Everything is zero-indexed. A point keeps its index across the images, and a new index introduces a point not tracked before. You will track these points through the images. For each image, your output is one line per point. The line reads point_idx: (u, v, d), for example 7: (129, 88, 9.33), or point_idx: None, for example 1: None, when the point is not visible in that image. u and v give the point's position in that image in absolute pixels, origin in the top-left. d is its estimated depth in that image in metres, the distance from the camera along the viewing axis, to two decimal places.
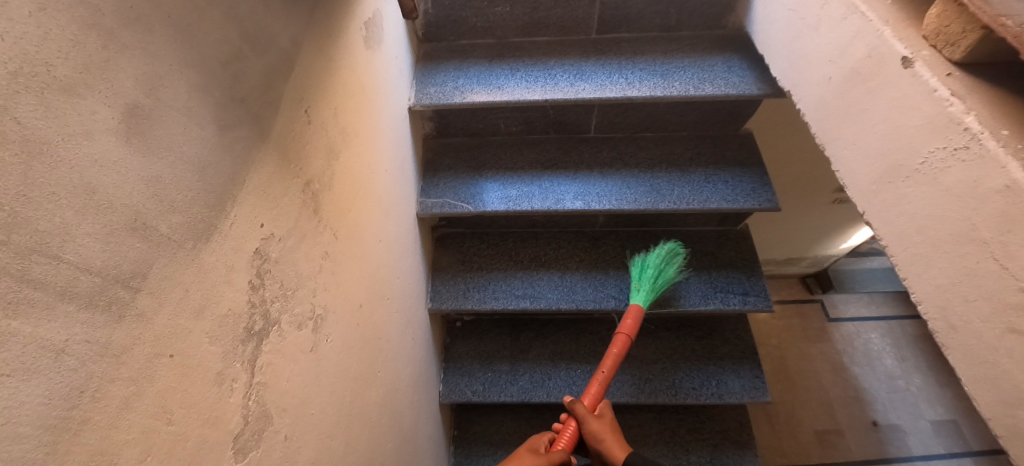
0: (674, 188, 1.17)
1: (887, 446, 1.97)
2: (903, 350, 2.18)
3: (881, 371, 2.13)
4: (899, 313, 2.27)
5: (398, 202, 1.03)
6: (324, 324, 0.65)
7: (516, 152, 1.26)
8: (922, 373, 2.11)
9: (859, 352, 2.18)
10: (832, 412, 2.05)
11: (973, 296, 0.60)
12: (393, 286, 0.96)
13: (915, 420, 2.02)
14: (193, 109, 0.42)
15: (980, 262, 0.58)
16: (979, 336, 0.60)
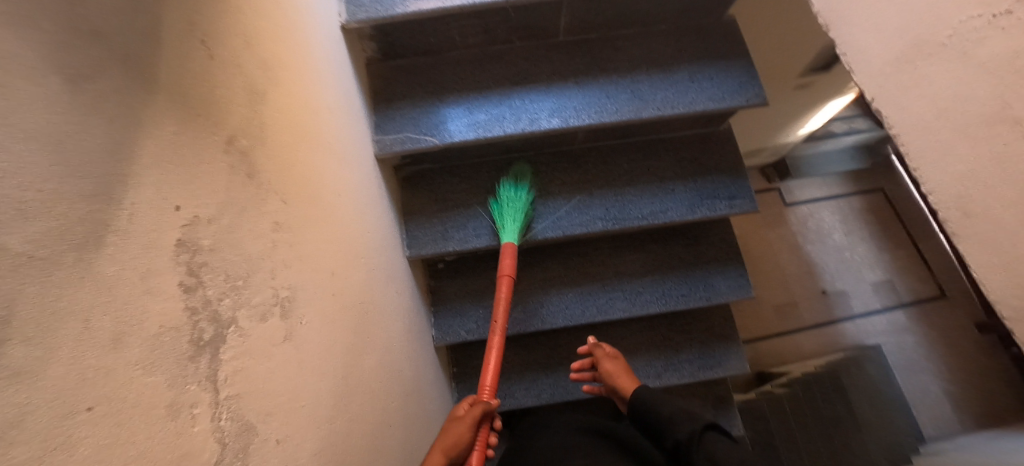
0: (657, 92, 1.06)
1: (834, 310, 2.22)
2: (851, 224, 2.34)
3: (831, 245, 2.32)
4: (848, 191, 2.39)
5: (352, 145, 0.88)
6: (294, 306, 0.56)
7: (478, 67, 1.09)
8: (867, 243, 2.31)
9: (813, 231, 2.34)
10: (788, 286, 2.27)
11: (994, 182, 0.56)
12: (364, 242, 0.85)
13: (859, 283, 2.26)
14: (13, 52, 0.27)
15: (1008, 145, 0.53)
16: (995, 223, 0.58)
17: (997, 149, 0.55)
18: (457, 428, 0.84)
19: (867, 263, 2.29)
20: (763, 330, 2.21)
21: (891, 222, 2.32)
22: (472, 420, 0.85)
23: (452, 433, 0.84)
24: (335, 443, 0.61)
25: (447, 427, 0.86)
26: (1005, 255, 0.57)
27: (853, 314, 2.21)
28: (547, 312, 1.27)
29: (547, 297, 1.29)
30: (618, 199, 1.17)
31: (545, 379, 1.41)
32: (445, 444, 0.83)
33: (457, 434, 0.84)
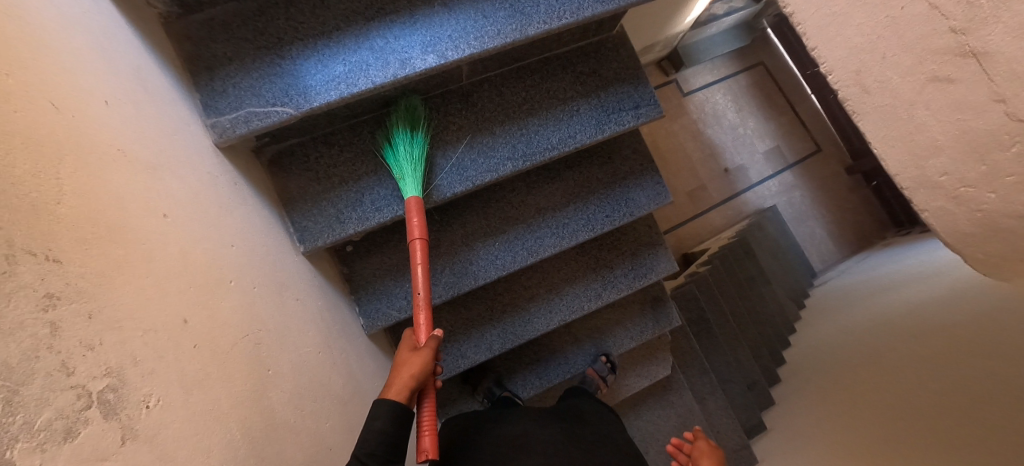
0: (538, 3, 0.92)
1: (737, 183, 2.54)
2: (740, 103, 2.58)
3: (726, 125, 2.55)
4: (733, 71, 2.59)
5: (168, 143, 0.67)
6: (129, 389, 0.42)
7: (317, 5, 0.87)
8: (755, 117, 2.59)
9: (710, 115, 2.54)
10: (695, 171, 2.51)
11: (893, 53, 0.57)
12: (228, 260, 0.68)
13: (753, 156, 2.57)
14: None
15: (904, 9, 0.54)
16: (895, 93, 0.59)
17: (892, 14, 0.55)
18: (418, 359, 0.77)
19: (757, 134, 2.59)
20: (683, 214, 2.50)
21: (772, 93, 2.61)
22: (433, 351, 0.79)
23: (414, 363, 0.76)
24: None
25: (406, 358, 0.77)
26: (905, 123, 0.60)
27: (751, 183, 2.56)
28: (478, 268, 1.19)
29: (473, 253, 1.20)
30: (523, 133, 1.06)
31: (491, 331, 1.37)
32: (405, 375, 0.74)
33: (420, 364, 0.76)
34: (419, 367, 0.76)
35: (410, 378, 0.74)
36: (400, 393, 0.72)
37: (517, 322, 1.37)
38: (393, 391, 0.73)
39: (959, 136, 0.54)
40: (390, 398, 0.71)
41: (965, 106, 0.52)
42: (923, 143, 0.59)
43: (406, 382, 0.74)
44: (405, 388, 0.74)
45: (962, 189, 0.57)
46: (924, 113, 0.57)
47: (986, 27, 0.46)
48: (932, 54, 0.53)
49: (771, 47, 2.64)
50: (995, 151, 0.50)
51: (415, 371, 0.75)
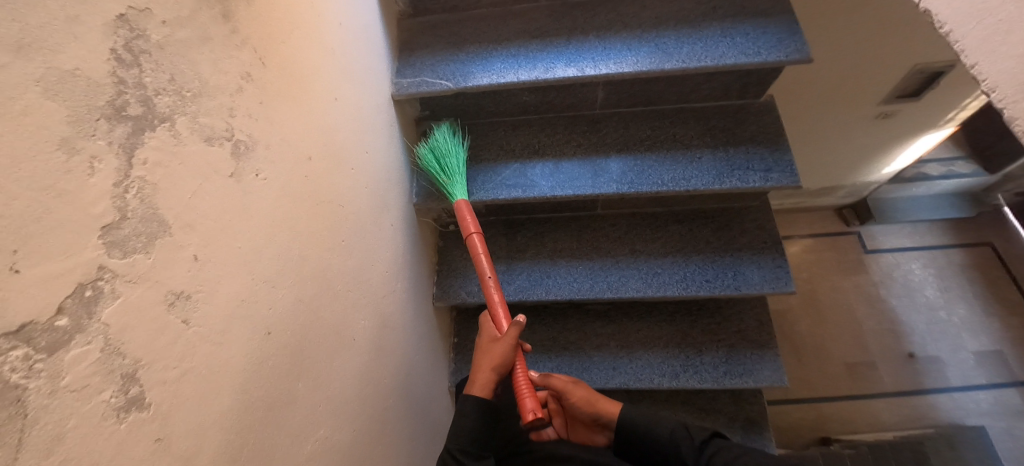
0: (682, 47, 1.01)
1: (924, 377, 1.89)
2: (946, 281, 2.06)
3: (920, 302, 2.02)
4: (944, 243, 2.13)
5: (363, 70, 0.91)
6: (251, 154, 0.56)
7: (498, 23, 1.11)
8: (966, 304, 2.01)
9: (899, 284, 2.06)
10: (864, 343, 1.96)
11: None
12: (360, 158, 0.86)
13: (956, 351, 1.94)
14: None
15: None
16: None
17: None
18: (497, 353, 0.83)
19: (967, 327, 1.97)
20: (836, 391, 1.88)
21: (1000, 282, 2.04)
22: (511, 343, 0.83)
23: (494, 356, 0.83)
24: (275, 310, 0.59)
25: (486, 351, 0.85)
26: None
27: (949, 384, 1.88)
28: (553, 283, 1.20)
29: (554, 268, 1.22)
30: (637, 164, 1.11)
31: (547, 362, 1.31)
32: (490, 365, 0.83)
33: (499, 357, 0.83)
34: (497, 360, 0.83)
35: (489, 372, 0.83)
36: (482, 386, 0.84)
37: (576, 364, 1.30)
38: (477, 384, 0.84)
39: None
40: (473, 392, 0.84)
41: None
42: None
43: (487, 376, 0.83)
44: (487, 382, 0.84)
45: None
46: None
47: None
48: None
49: (1008, 229, 2.13)
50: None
51: (494, 365, 0.83)
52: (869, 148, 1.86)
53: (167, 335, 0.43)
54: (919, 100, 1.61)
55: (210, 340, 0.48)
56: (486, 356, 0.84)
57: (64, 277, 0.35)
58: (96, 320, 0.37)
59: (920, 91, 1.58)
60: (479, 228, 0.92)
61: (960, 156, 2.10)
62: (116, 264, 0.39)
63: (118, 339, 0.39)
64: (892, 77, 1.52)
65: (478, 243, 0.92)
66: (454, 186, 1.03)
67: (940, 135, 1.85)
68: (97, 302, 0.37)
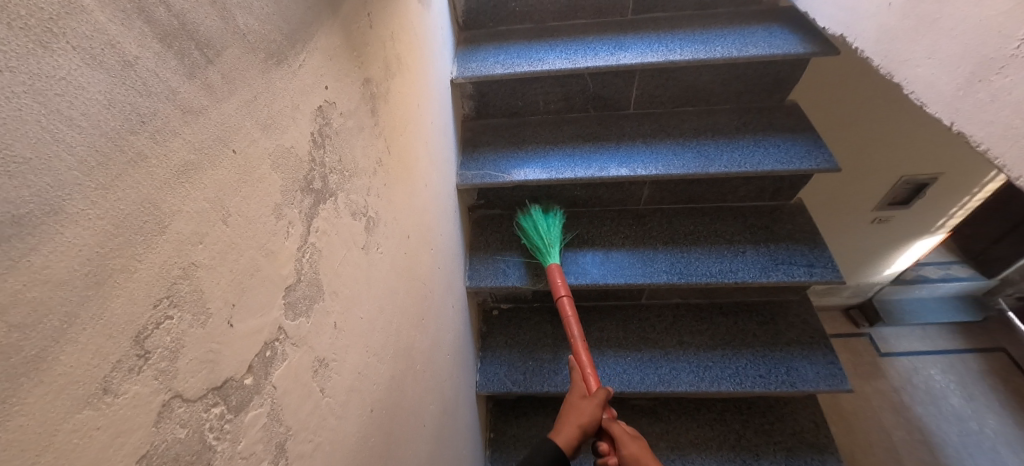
0: (722, 153, 1.13)
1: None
2: (969, 388, 2.00)
3: (947, 411, 1.94)
4: (958, 347, 2.12)
5: (441, 162, 0.99)
6: (375, 230, 0.60)
7: (554, 127, 1.26)
8: (995, 414, 1.91)
9: (921, 390, 2.01)
10: (900, 459, 1.83)
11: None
12: (436, 239, 0.90)
13: None
14: None
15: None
16: None
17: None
18: (588, 408, 0.83)
19: (1003, 441, 1.84)
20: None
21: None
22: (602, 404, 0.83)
23: (585, 413, 0.82)
24: (378, 387, 0.57)
25: (576, 406, 0.84)
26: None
27: None
28: (602, 374, 1.17)
29: (602, 358, 1.20)
30: (684, 256, 1.16)
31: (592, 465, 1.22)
32: (579, 421, 0.81)
33: (588, 414, 0.82)
34: (587, 418, 0.82)
35: (578, 427, 0.80)
36: (567, 440, 0.79)
37: None
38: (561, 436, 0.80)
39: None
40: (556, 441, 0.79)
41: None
42: None
43: (572, 430, 0.80)
44: (573, 436, 0.80)
45: None
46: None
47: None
48: None
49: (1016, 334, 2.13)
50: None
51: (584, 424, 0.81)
52: (873, 251, 1.97)
53: (310, 403, 0.42)
54: (914, 208, 1.75)
55: (336, 414, 0.47)
56: (575, 412, 0.83)
57: (257, 335, 0.36)
58: (269, 383, 0.37)
59: (910, 201, 1.72)
60: (568, 292, 1.00)
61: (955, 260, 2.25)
62: (289, 325, 0.40)
63: (279, 405, 0.38)
64: (881, 186, 1.67)
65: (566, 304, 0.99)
66: (546, 251, 1.08)
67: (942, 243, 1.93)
68: (272, 364, 0.37)
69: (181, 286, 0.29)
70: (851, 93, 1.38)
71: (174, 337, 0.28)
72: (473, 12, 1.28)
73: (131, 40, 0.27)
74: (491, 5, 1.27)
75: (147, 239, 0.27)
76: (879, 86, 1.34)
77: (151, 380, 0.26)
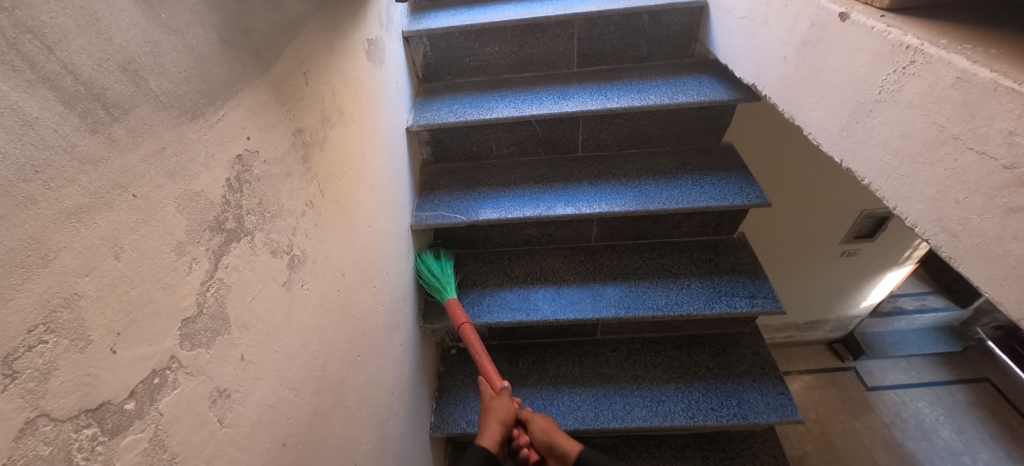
0: (662, 192, 1.20)
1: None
2: (959, 420, 2.04)
3: (940, 445, 1.97)
4: (944, 379, 2.18)
5: (392, 204, 1.05)
6: (301, 267, 0.63)
7: (506, 171, 1.34)
8: (988, 447, 1.95)
9: (913, 424, 2.04)
10: None
11: (963, 195, 0.55)
12: (381, 278, 0.93)
13: None
14: (200, 14, 0.48)
15: (958, 160, 0.55)
16: (982, 232, 0.54)
17: (949, 167, 0.57)
18: (503, 405, 0.90)
19: None
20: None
21: (1014, 421, 2.01)
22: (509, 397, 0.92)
23: (499, 408, 0.89)
24: (293, 420, 0.59)
25: (489, 409, 0.90)
26: (1001, 261, 0.52)
27: None
28: (557, 411, 1.17)
29: (558, 395, 1.20)
30: (632, 290, 1.20)
31: None
32: (493, 418, 0.88)
33: (503, 410, 0.89)
34: (502, 411, 0.89)
35: (499, 422, 0.87)
36: (494, 438, 0.85)
37: None
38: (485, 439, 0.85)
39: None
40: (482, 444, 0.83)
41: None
42: None
43: (497, 427, 0.87)
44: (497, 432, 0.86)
45: None
46: (1019, 247, 0.49)
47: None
48: (995, 188, 0.51)
49: (999, 363, 2.21)
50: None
51: (498, 418, 0.88)
52: (841, 283, 2.02)
53: (205, 431, 0.44)
54: (866, 239, 1.82)
55: (236, 444, 0.48)
56: (489, 413, 0.89)
57: (143, 363, 0.39)
58: (154, 408, 0.39)
59: (874, 233, 1.81)
60: (466, 317, 1.05)
61: (928, 292, 2.42)
62: (183, 355, 0.43)
63: (164, 432, 0.40)
64: (845, 221, 1.74)
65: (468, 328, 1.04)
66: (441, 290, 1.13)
67: (901, 274, 1.98)
68: (159, 391, 0.40)
69: (60, 314, 0.32)
70: (779, 149, 1.48)
71: (47, 360, 0.31)
72: (432, 66, 1.39)
73: (33, 104, 0.32)
74: (448, 59, 1.37)
75: (28, 271, 0.31)
76: (798, 138, 1.45)
77: (16, 398, 0.29)
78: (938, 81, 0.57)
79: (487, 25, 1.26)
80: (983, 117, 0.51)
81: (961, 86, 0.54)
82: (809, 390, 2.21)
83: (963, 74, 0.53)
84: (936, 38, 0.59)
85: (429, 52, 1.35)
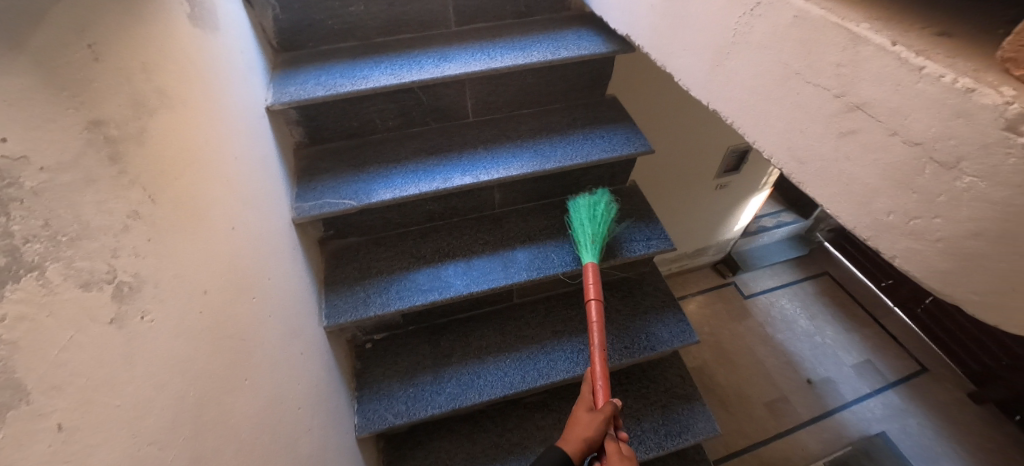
0: (557, 150, 1.20)
1: (826, 399, 2.16)
2: (812, 309, 2.48)
3: (799, 331, 2.39)
4: (797, 278, 2.62)
5: (264, 199, 0.90)
6: (138, 295, 0.50)
7: (395, 145, 1.23)
8: (830, 326, 2.42)
9: (779, 319, 2.44)
10: (775, 381, 2.22)
11: (806, 125, 0.59)
12: (262, 285, 0.80)
13: (841, 368, 2.27)
14: None
15: (801, 95, 0.59)
16: (821, 156, 0.58)
17: (794, 101, 0.60)
18: (592, 419, 0.81)
19: (839, 346, 2.35)
20: (761, 429, 2.07)
21: (848, 304, 2.50)
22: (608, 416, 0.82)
23: (585, 423, 0.81)
24: None
25: (582, 417, 0.82)
26: (838, 180, 0.56)
27: (845, 400, 2.16)
28: (484, 383, 1.16)
29: (484, 366, 1.20)
30: (540, 251, 1.21)
31: None
32: (576, 431, 0.80)
33: (592, 425, 0.80)
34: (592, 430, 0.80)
35: (582, 438, 0.79)
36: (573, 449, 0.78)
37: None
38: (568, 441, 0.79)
39: (885, 174, 0.50)
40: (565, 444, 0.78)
41: (877, 148, 0.50)
42: (855, 187, 0.54)
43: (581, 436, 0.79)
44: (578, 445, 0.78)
45: (912, 220, 0.49)
46: (850, 166, 0.54)
47: (857, 86, 0.51)
48: (831, 116, 0.55)
49: (833, 259, 2.70)
50: (915, 176, 0.47)
51: (586, 434, 0.79)
52: (719, 212, 2.28)
53: None
54: (735, 172, 2.05)
55: None
56: (581, 422, 0.81)
57: None
58: None
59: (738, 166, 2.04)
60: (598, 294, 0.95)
61: (783, 208, 2.79)
62: None
63: None
64: (716, 157, 1.93)
65: (595, 308, 0.95)
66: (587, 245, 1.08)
67: (761, 197, 2.28)
68: None
69: None
70: (656, 100, 1.56)
71: None
72: (288, 32, 1.19)
73: None
74: (306, 23, 1.18)
75: None
76: (669, 84, 1.52)
77: None
78: (780, 21, 0.60)
79: None
80: (818, 51, 0.55)
81: (798, 24, 0.57)
82: (702, 309, 2.50)
83: (800, 13, 0.56)
84: None
85: (282, 16, 1.14)
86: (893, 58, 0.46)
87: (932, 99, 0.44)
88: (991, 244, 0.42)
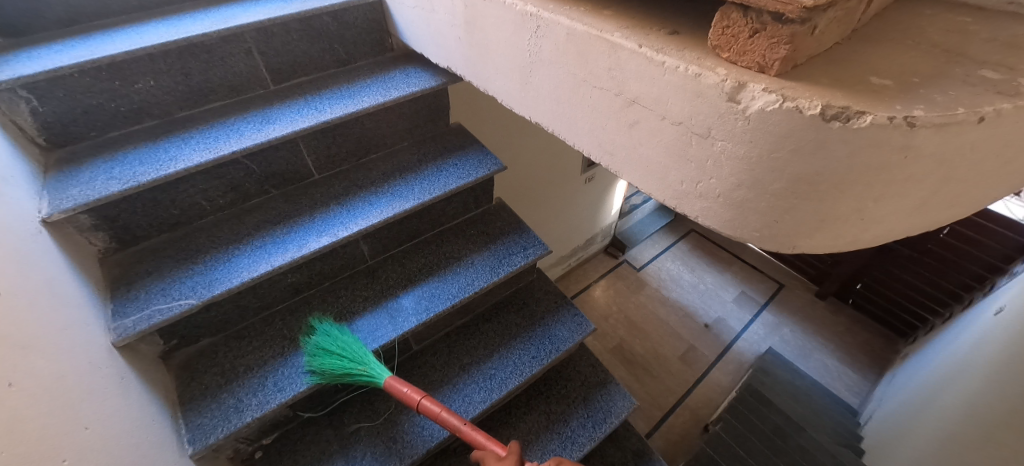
0: (413, 188, 1.19)
1: (723, 336, 2.46)
2: (690, 263, 2.83)
3: (687, 284, 2.71)
4: (671, 241, 2.97)
5: (61, 332, 0.73)
6: None
7: (233, 224, 1.11)
8: (705, 274, 2.77)
9: (668, 280, 2.73)
10: (678, 336, 2.46)
11: (604, 122, 0.66)
12: (73, 443, 0.65)
13: (726, 306, 2.61)
14: None
15: (593, 98, 0.66)
16: (622, 146, 0.65)
17: (590, 104, 0.68)
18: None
19: (717, 288, 2.70)
20: (681, 382, 2.27)
21: (713, 251, 2.90)
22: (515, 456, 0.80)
23: None
24: None
25: None
26: (639, 164, 0.64)
27: (737, 332, 2.48)
28: (402, 446, 1.09)
29: (397, 429, 1.12)
30: (424, 291, 1.18)
31: None
32: None
33: None
34: None
35: None
36: None
37: None
38: None
39: (669, 151, 0.58)
40: None
41: (657, 131, 0.58)
42: (653, 167, 0.62)
43: None
44: None
45: (698, 185, 0.57)
46: (644, 150, 0.62)
47: (628, 84, 0.59)
48: (618, 112, 0.63)
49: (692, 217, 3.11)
50: (688, 149, 0.55)
51: None
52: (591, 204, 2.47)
53: None
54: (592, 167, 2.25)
55: None
56: None
57: None
58: None
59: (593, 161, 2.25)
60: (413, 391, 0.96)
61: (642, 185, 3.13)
62: None
63: None
64: (573, 158, 2.11)
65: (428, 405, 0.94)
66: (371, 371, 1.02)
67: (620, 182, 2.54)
68: None
69: None
70: (504, 122, 1.66)
71: None
72: (58, 126, 0.99)
73: None
74: (79, 112, 1.00)
75: None
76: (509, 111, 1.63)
77: None
78: (558, 38, 0.67)
79: (120, 56, 0.96)
80: (593, 60, 0.62)
81: (571, 39, 0.65)
82: (603, 293, 2.68)
83: (570, 30, 0.64)
84: (547, 3, 0.69)
85: (43, 108, 0.95)
86: (643, 57, 0.55)
87: (677, 85, 0.52)
88: (751, 190, 0.52)
